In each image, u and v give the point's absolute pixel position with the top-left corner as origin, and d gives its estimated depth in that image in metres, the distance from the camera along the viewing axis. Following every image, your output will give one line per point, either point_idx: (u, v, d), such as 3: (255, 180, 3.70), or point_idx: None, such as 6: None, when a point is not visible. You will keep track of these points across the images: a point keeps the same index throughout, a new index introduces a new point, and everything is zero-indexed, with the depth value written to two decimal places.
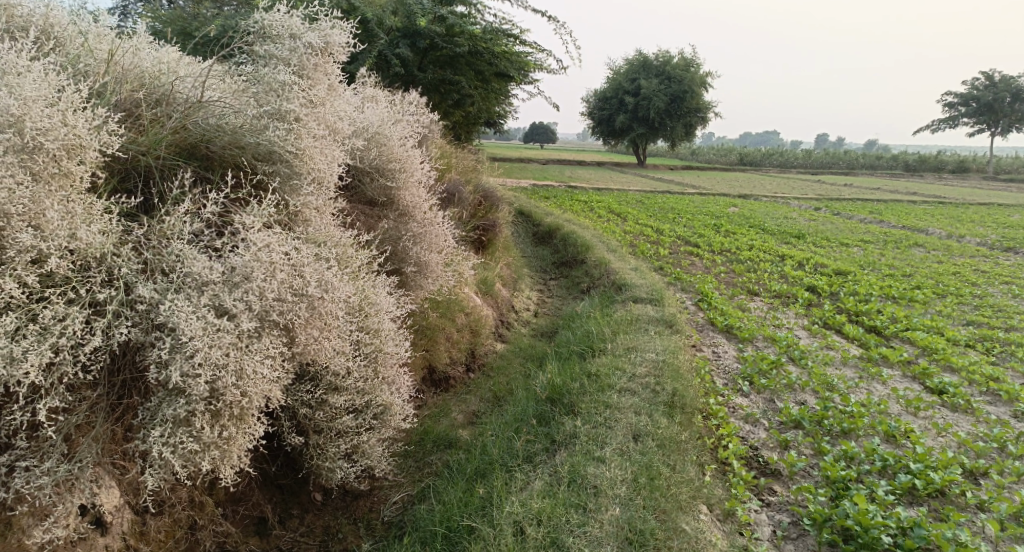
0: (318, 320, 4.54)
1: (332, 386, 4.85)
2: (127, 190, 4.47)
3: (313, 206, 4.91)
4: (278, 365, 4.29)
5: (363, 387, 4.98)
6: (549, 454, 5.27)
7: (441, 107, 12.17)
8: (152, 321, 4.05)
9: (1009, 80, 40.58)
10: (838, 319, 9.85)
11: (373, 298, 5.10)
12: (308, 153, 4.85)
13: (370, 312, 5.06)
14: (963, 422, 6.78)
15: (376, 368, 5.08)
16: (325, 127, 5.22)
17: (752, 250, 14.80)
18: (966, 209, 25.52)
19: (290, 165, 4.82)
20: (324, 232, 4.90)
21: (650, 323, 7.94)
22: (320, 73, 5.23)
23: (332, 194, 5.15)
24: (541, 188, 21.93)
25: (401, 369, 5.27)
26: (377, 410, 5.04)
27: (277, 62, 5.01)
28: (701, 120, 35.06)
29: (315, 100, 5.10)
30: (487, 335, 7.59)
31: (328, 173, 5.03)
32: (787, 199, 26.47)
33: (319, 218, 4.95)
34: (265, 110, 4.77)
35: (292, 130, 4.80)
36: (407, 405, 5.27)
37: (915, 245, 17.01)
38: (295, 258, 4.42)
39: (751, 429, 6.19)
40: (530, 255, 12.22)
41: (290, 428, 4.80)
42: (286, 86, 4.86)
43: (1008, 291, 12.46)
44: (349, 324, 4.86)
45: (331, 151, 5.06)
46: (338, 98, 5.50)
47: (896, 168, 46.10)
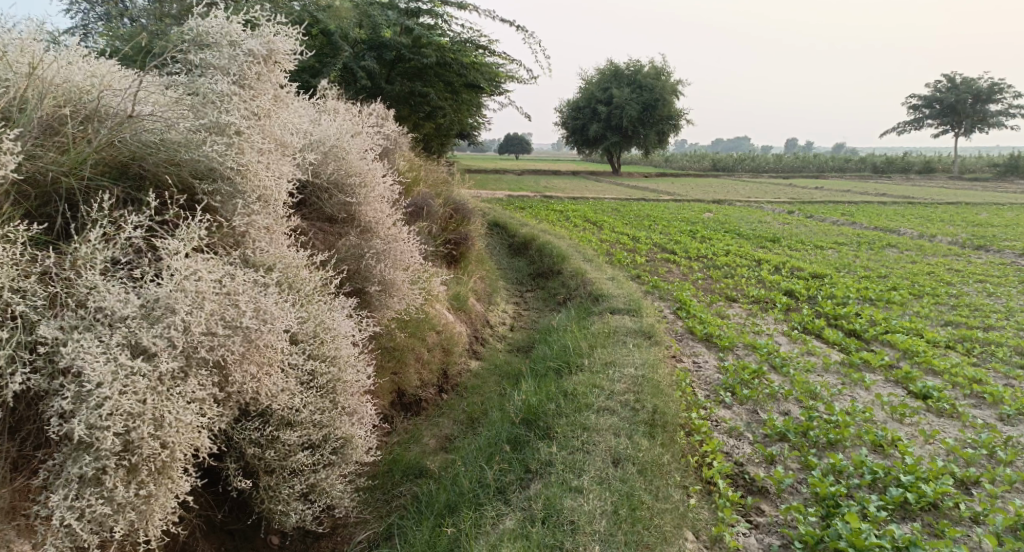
0: (257, 353, 4.25)
1: (283, 421, 4.56)
2: (45, 216, 4.15)
3: (259, 226, 4.71)
4: (205, 409, 4.01)
5: (320, 420, 4.67)
6: (523, 484, 4.99)
7: (410, 120, 11.90)
8: (56, 365, 3.78)
9: (972, 81, 41.25)
10: (818, 323, 9.69)
11: (329, 324, 4.83)
12: (252, 169, 4.67)
13: (326, 338, 4.79)
14: (950, 427, 6.62)
15: (334, 399, 4.78)
16: (272, 141, 4.96)
17: (729, 255, 14.66)
18: (935, 208, 25.73)
19: (232, 181, 4.63)
20: (273, 253, 4.73)
21: (628, 335, 7.71)
22: (263, 83, 4.98)
23: (282, 212, 4.94)
24: (515, 198, 21.71)
25: (363, 398, 4.99)
26: (336, 444, 4.73)
27: (215, 71, 4.81)
28: (673, 127, 35.14)
29: (258, 112, 4.87)
30: (460, 353, 7.30)
31: (275, 190, 4.82)
32: (760, 203, 26.50)
33: (269, 237, 4.78)
34: (203, 124, 4.59)
35: (235, 144, 4.62)
36: (370, 437, 4.97)
37: (889, 245, 17.02)
38: (228, 286, 4.18)
39: (736, 443, 5.95)
40: (505, 267, 11.95)
41: (237, 470, 4.49)
42: (224, 98, 4.71)
43: (984, 290, 12.42)
44: (298, 354, 4.58)
45: (279, 166, 4.87)
46: (286, 110, 5.24)
47: (865, 170, 46.60)
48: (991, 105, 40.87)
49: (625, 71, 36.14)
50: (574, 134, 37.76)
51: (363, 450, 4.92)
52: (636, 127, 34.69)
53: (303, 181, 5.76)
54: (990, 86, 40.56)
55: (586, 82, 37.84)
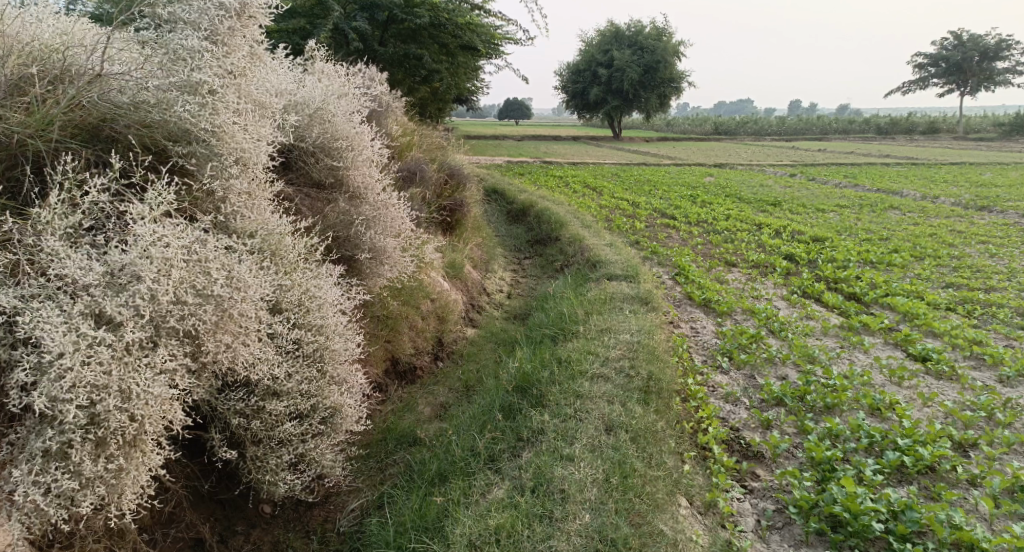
0: (231, 323, 4.20)
1: (270, 391, 4.52)
2: (11, 180, 4.07)
3: (238, 191, 4.66)
4: (175, 381, 3.97)
5: (308, 390, 4.66)
6: (515, 454, 4.96)
7: (404, 84, 11.71)
8: (16, 335, 3.70)
9: (977, 39, 40.57)
10: (818, 287, 9.61)
11: (314, 292, 4.80)
12: (227, 131, 4.61)
13: (311, 306, 4.76)
14: (949, 391, 6.56)
15: (322, 368, 4.76)
16: (248, 100, 4.95)
17: (729, 219, 14.53)
18: (939, 169, 25.45)
19: (208, 144, 4.57)
20: (256, 219, 4.70)
21: (624, 301, 7.63)
22: (236, 39, 4.87)
23: (263, 175, 4.91)
24: (515, 165, 21.49)
25: (353, 367, 4.98)
26: (326, 413, 4.73)
27: (185, 26, 4.70)
28: (674, 90, 34.71)
29: (233, 70, 4.82)
30: (455, 320, 7.23)
31: (253, 154, 4.78)
32: (763, 167, 26.25)
33: (253, 201, 4.76)
34: (174, 82, 4.50)
35: (209, 104, 4.56)
36: (360, 407, 4.97)
37: (891, 208, 16.85)
38: (198, 253, 4.12)
39: (733, 409, 5.90)
40: (503, 234, 11.84)
41: (222, 441, 4.45)
42: (195, 53, 4.59)
43: (986, 251, 12.31)
44: (280, 323, 4.56)
45: (257, 129, 4.85)
46: (262, 67, 5.23)
47: (868, 131, 46.11)
48: (997, 63, 40.27)
49: (626, 33, 35.58)
50: (574, 98, 37.30)
51: (354, 420, 4.91)
52: (637, 90, 34.25)
53: (287, 145, 5.70)
54: (996, 44, 39.90)
55: (586, 45, 37.27)
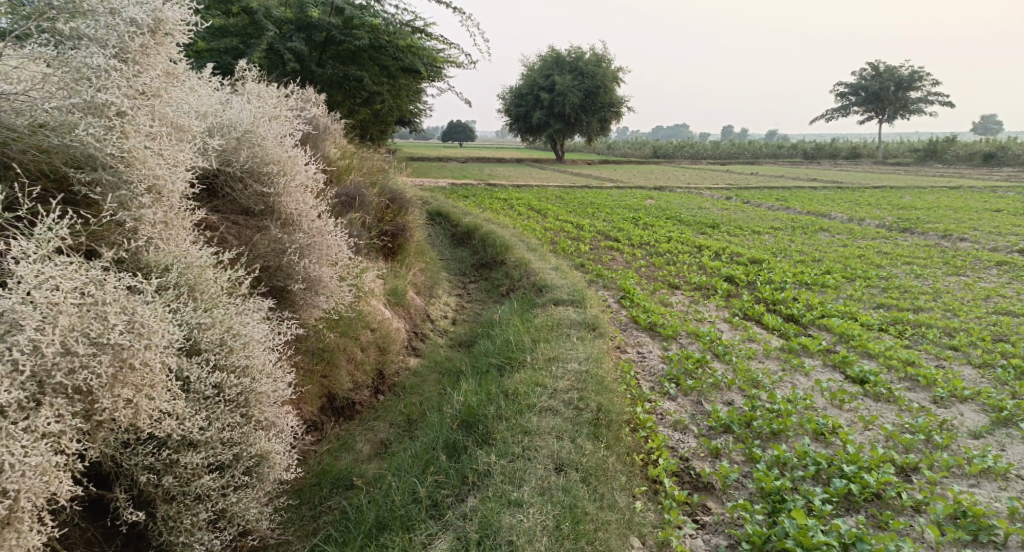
0: (132, 375, 3.92)
1: (185, 442, 4.22)
2: None
3: (149, 222, 4.41)
4: (61, 443, 3.70)
5: (231, 437, 4.37)
6: (460, 500, 4.77)
7: (344, 105, 11.47)
8: None
9: (893, 70, 42.55)
10: (758, 309, 9.72)
11: (238, 329, 4.52)
12: (138, 156, 4.36)
13: (235, 345, 4.48)
14: (888, 413, 6.58)
15: (247, 413, 4.48)
16: (162, 122, 4.67)
17: (670, 242, 14.68)
18: (862, 193, 26.42)
19: (116, 171, 4.32)
20: (173, 250, 4.47)
21: (572, 327, 7.52)
22: (150, 58, 4.65)
23: (180, 204, 4.66)
24: (459, 187, 21.36)
25: (283, 410, 4.72)
26: (251, 462, 4.44)
27: (90, 43, 4.45)
28: (614, 115, 35.29)
29: (145, 91, 4.57)
30: (397, 351, 7.10)
31: (168, 182, 4.52)
32: (700, 189, 26.79)
33: (167, 229, 4.52)
34: (76, 103, 4.27)
35: (117, 127, 4.33)
36: (289, 454, 4.67)
37: (822, 230, 17.34)
38: (93, 297, 3.86)
39: (681, 437, 5.85)
40: (447, 257, 11.66)
41: (129, 501, 4.12)
42: (100, 72, 4.37)
43: (912, 272, 12.71)
44: (198, 365, 4.29)
45: (173, 153, 4.59)
46: (178, 86, 4.93)
47: (796, 156, 47.78)
48: (911, 93, 42.31)
49: (567, 58, 35.99)
50: (517, 121, 37.48)
51: (283, 469, 4.62)
52: (578, 114, 34.66)
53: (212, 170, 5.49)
54: (910, 74, 41.92)
55: (527, 69, 37.55)
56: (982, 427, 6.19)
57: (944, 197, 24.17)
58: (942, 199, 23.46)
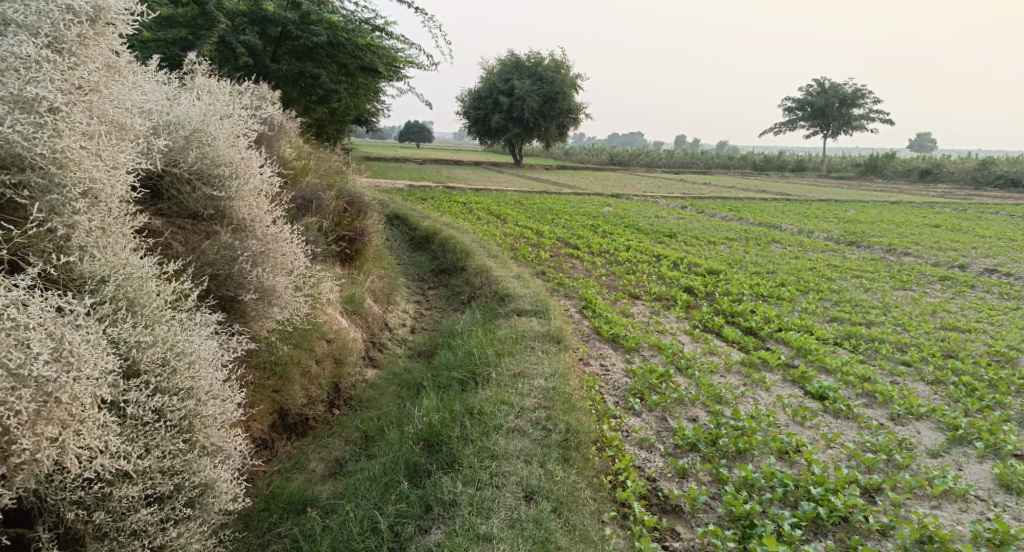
0: (57, 409, 3.61)
1: (120, 473, 3.90)
2: None
3: (83, 229, 4.09)
4: None
5: (172, 466, 4.07)
6: (424, 534, 4.61)
7: (299, 103, 11.11)
8: None
9: (837, 87, 43.63)
10: (717, 321, 9.69)
11: (184, 347, 4.22)
12: (71, 157, 4.06)
13: (179, 365, 4.19)
14: (849, 430, 6.52)
15: (191, 438, 4.20)
16: (101, 120, 4.35)
17: (628, 250, 14.64)
18: (810, 205, 26.90)
19: (45, 172, 3.99)
20: (113, 258, 4.17)
21: (535, 340, 7.36)
22: (88, 49, 4.33)
23: (120, 209, 4.35)
24: (416, 189, 21.02)
25: (230, 434, 4.44)
26: (194, 492, 4.13)
27: (18, 29, 4.11)
28: (571, 122, 35.65)
29: (83, 85, 4.26)
30: (353, 362, 6.87)
31: (107, 187, 4.21)
32: (654, 198, 26.96)
33: (104, 236, 4.20)
34: (0, 96, 3.93)
35: (49, 124, 4.00)
36: (236, 482, 4.39)
37: (774, 241, 17.54)
38: (17, 320, 3.59)
39: (648, 456, 5.74)
40: (406, 262, 11.38)
41: (54, 540, 3.76)
42: (29, 62, 4.04)
43: (861, 285, 12.90)
44: (136, 389, 3.99)
45: (113, 155, 4.31)
46: (121, 80, 4.59)
47: (747, 167, 48.62)
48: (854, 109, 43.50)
49: (525, 62, 35.90)
50: (475, 124, 37.22)
51: (229, 498, 4.33)
52: (536, 119, 34.66)
53: (157, 171, 5.19)
54: (855, 91, 43.04)
55: (486, 71, 37.35)
56: (940, 446, 6.19)
57: (886, 212, 24.80)
58: (883, 214, 24.08)
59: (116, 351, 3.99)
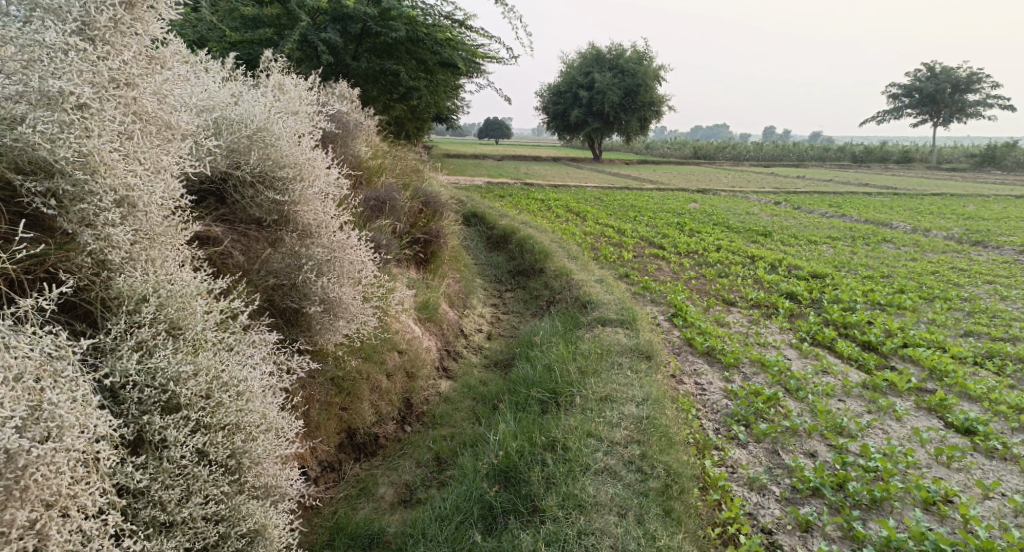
0: (38, 486, 3.13)
1: (157, 523, 3.52)
2: None
3: (120, 243, 3.72)
4: None
5: (217, 512, 3.67)
6: None
7: (379, 100, 10.67)
8: None
9: (949, 71, 40.45)
10: (829, 334, 8.64)
11: (228, 376, 3.81)
12: (104, 160, 3.67)
13: (222, 398, 3.77)
14: (1008, 475, 5.51)
15: (238, 479, 3.78)
16: (137, 117, 3.96)
17: (720, 251, 13.59)
18: (920, 201, 24.81)
19: (78, 180, 3.63)
20: (162, 270, 3.82)
21: (624, 355, 6.60)
22: (124, 37, 3.91)
23: (164, 218, 3.98)
24: (494, 186, 20.45)
25: (283, 470, 3.99)
26: (242, 541, 3.70)
27: (48, 15, 3.73)
28: (656, 114, 34.20)
29: (120, 78, 3.86)
30: (426, 376, 6.29)
31: (143, 193, 3.81)
32: (746, 193, 25.51)
33: (148, 248, 3.84)
34: (25, 92, 3.57)
35: (76, 123, 3.62)
36: (291, 527, 3.94)
37: (885, 241, 16.03)
38: None
39: (759, 500, 4.91)
40: (483, 262, 10.78)
41: None
42: (53, 50, 3.64)
43: (994, 292, 11.45)
44: (172, 431, 3.58)
45: (153, 154, 3.94)
46: (164, 72, 4.20)
47: (844, 159, 45.89)
48: (967, 95, 40.28)
49: (608, 56, 34.82)
50: (557, 119, 36.43)
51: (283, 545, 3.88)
52: (618, 113, 33.58)
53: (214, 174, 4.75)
54: (968, 77, 39.86)
55: (568, 66, 36.43)
56: None
57: (1009, 208, 22.53)
58: (1007, 210, 21.82)
59: (151, 384, 3.61)
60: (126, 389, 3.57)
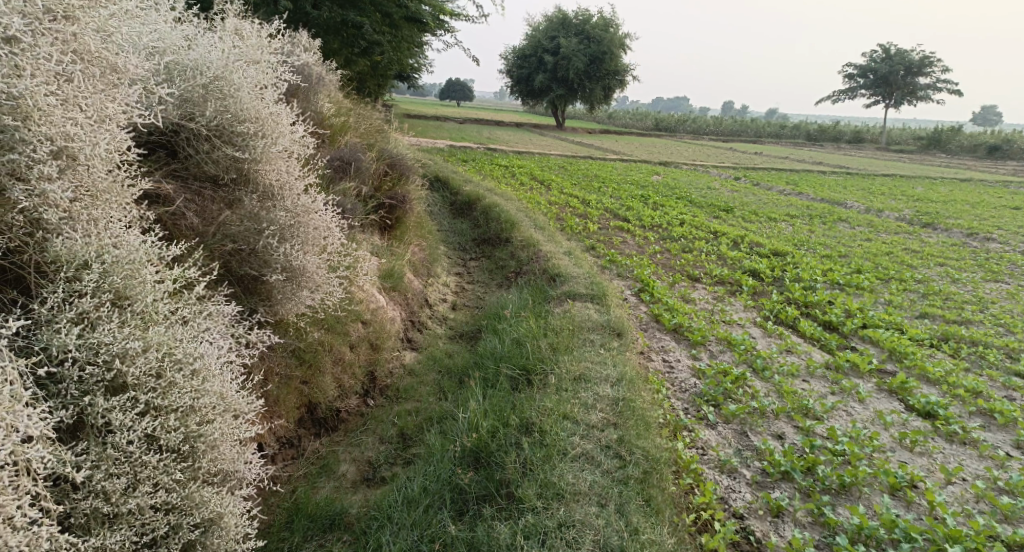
0: None
1: (102, 514, 3.29)
2: None
3: (56, 201, 3.43)
4: None
5: (168, 501, 3.44)
6: None
7: (341, 55, 10.19)
8: None
9: (904, 53, 41.08)
10: (792, 313, 8.66)
11: (181, 352, 3.56)
12: (38, 103, 3.39)
13: (174, 377, 3.53)
14: (968, 460, 5.60)
15: (192, 465, 3.55)
16: (80, 57, 3.68)
17: (683, 225, 13.55)
18: (873, 181, 25.25)
19: (9, 125, 3.32)
20: (107, 231, 3.54)
21: (594, 331, 6.48)
22: None
23: (108, 172, 3.66)
24: (456, 151, 20.03)
25: (242, 453, 3.76)
26: (196, 531, 3.48)
27: None
28: (620, 84, 33.97)
29: (63, 10, 3.61)
30: (390, 348, 6.07)
31: (82, 142, 3.52)
32: (705, 167, 25.58)
33: (90, 207, 3.54)
34: None
35: (6, 60, 3.34)
36: (248, 516, 3.74)
37: (841, 220, 16.24)
38: None
39: (731, 484, 4.89)
40: (446, 229, 10.52)
41: None
42: None
43: (947, 275, 11.67)
44: (116, 415, 3.34)
45: (97, 101, 3.65)
46: (109, 7, 3.92)
47: (800, 137, 46.50)
48: (920, 79, 41.04)
49: (574, 21, 34.33)
50: (520, 84, 35.90)
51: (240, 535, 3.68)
52: (581, 80, 33.25)
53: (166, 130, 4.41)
54: (921, 60, 40.47)
55: (533, 30, 35.80)
56: None
57: (956, 191, 23.06)
58: (953, 193, 22.36)
59: (94, 361, 3.34)
60: (65, 366, 3.30)
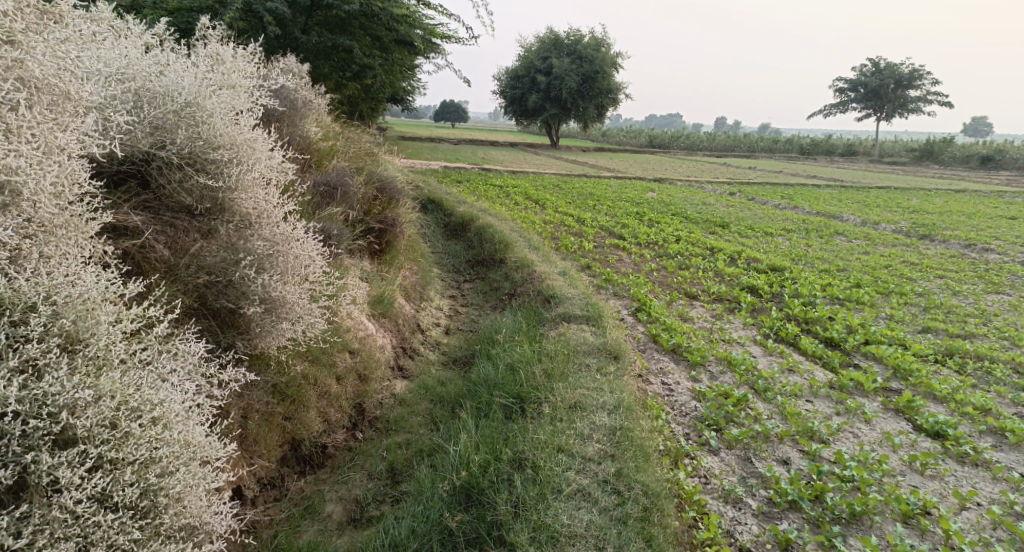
0: None
1: None
2: None
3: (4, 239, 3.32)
4: None
5: None
6: None
7: (330, 78, 10.06)
8: None
9: (894, 66, 41.25)
10: (793, 331, 8.46)
11: (139, 399, 3.44)
12: None
13: (130, 426, 3.39)
14: (980, 482, 5.39)
15: (151, 521, 3.41)
16: (25, 86, 3.59)
17: (679, 242, 13.39)
18: (868, 193, 25.18)
19: None
20: (62, 268, 3.42)
21: (590, 355, 6.28)
22: None
23: (66, 206, 3.57)
24: (450, 171, 19.90)
25: (209, 502, 3.64)
26: None
27: None
28: (612, 102, 34.00)
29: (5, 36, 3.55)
30: (380, 377, 5.85)
31: (27, 174, 3.41)
32: (700, 183, 25.49)
33: (45, 242, 3.45)
34: None
35: None
36: None
37: (837, 234, 16.09)
38: None
39: (736, 515, 4.67)
40: (440, 251, 10.33)
41: None
42: None
43: (948, 287, 11.49)
44: (64, 472, 3.19)
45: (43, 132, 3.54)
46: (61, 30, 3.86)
47: (793, 151, 46.58)
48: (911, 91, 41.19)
49: (565, 40, 34.40)
50: (512, 104, 35.93)
51: None
52: (574, 99, 33.26)
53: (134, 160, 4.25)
54: (912, 72, 40.62)
55: (524, 50, 35.87)
56: None
57: (951, 202, 22.97)
58: (949, 204, 22.28)
59: (39, 415, 3.21)
60: (7, 420, 3.16)
